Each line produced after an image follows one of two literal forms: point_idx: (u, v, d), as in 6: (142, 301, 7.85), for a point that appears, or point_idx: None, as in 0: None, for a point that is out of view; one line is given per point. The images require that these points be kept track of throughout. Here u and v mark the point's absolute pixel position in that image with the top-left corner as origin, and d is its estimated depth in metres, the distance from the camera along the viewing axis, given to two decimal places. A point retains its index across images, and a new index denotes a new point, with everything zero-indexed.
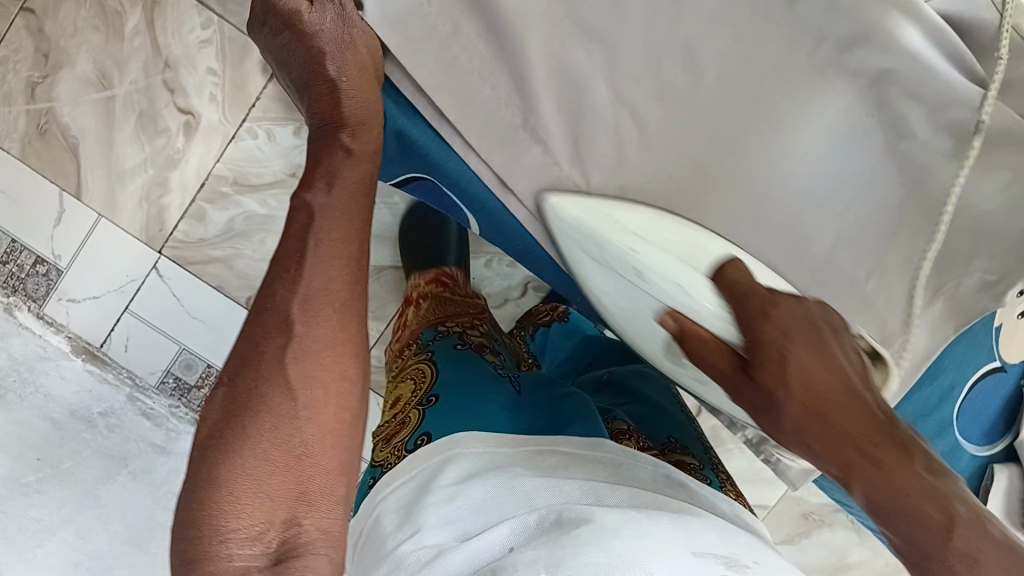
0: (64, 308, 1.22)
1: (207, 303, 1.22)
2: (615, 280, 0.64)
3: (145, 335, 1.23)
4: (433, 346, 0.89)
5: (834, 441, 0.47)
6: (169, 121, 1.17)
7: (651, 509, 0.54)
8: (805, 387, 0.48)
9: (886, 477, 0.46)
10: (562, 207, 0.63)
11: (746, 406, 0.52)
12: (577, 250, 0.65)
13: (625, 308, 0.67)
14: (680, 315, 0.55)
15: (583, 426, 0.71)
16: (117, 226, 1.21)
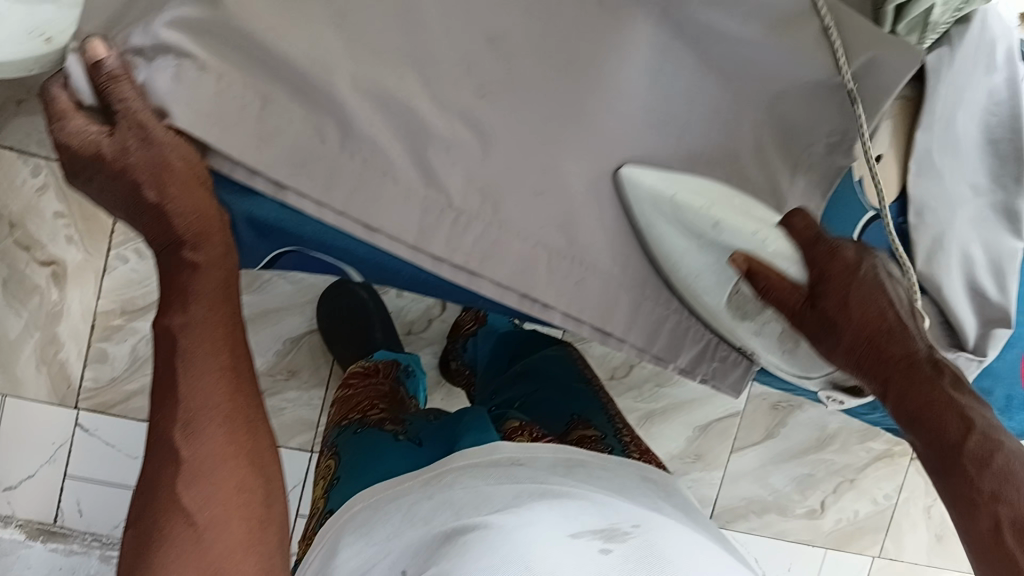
0: (4, 498, 1.17)
1: (146, 439, 1.18)
2: (672, 245, 0.59)
3: (94, 492, 1.18)
4: (336, 440, 0.80)
5: (875, 360, 0.57)
6: (32, 278, 1.11)
7: (534, 499, 0.57)
8: (865, 323, 0.55)
9: (920, 396, 0.56)
10: (645, 179, 0.58)
11: (800, 331, 0.58)
12: (644, 219, 0.59)
13: (680, 282, 0.62)
14: (752, 257, 0.57)
15: (471, 436, 0.69)
16: (23, 398, 1.14)
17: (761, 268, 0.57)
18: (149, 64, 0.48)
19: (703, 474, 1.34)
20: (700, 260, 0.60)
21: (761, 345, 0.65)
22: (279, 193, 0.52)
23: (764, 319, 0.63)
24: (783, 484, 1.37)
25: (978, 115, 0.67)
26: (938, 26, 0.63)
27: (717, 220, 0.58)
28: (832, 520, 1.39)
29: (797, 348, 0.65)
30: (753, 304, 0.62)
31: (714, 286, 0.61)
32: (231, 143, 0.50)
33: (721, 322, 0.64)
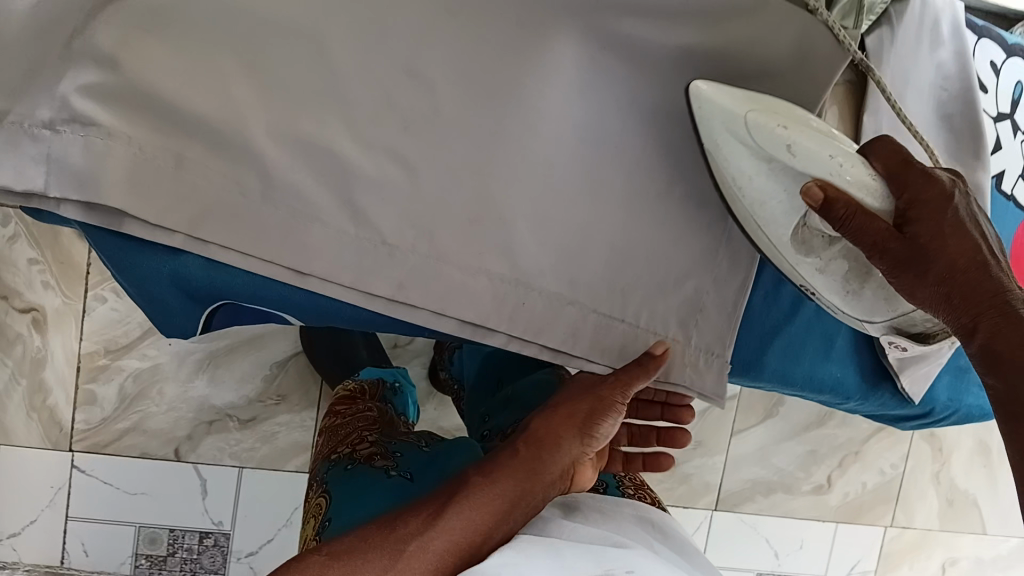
0: (8, 547, 1.17)
1: (142, 476, 1.18)
2: (739, 168, 0.61)
3: (96, 532, 1.18)
4: (325, 478, 0.77)
5: (965, 291, 0.53)
6: (13, 327, 1.11)
7: (522, 542, 0.55)
8: (953, 253, 0.53)
9: (1011, 325, 0.51)
10: (717, 97, 0.59)
11: (882, 264, 0.55)
12: (714, 139, 0.61)
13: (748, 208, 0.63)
14: (827, 185, 0.55)
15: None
16: (16, 446, 1.14)
17: (839, 194, 0.54)
18: (56, 135, 0.46)
19: (705, 460, 1.32)
20: (771, 184, 0.59)
21: (825, 286, 0.64)
22: (222, 238, 0.51)
23: (833, 255, 0.62)
24: (786, 463, 1.36)
25: (927, 92, 0.71)
26: (873, 7, 0.64)
27: (792, 140, 0.56)
28: (839, 495, 1.38)
29: (864, 289, 0.63)
30: (820, 238, 0.62)
31: (781, 216, 0.61)
32: (164, 217, 0.49)
33: (787, 256, 0.64)
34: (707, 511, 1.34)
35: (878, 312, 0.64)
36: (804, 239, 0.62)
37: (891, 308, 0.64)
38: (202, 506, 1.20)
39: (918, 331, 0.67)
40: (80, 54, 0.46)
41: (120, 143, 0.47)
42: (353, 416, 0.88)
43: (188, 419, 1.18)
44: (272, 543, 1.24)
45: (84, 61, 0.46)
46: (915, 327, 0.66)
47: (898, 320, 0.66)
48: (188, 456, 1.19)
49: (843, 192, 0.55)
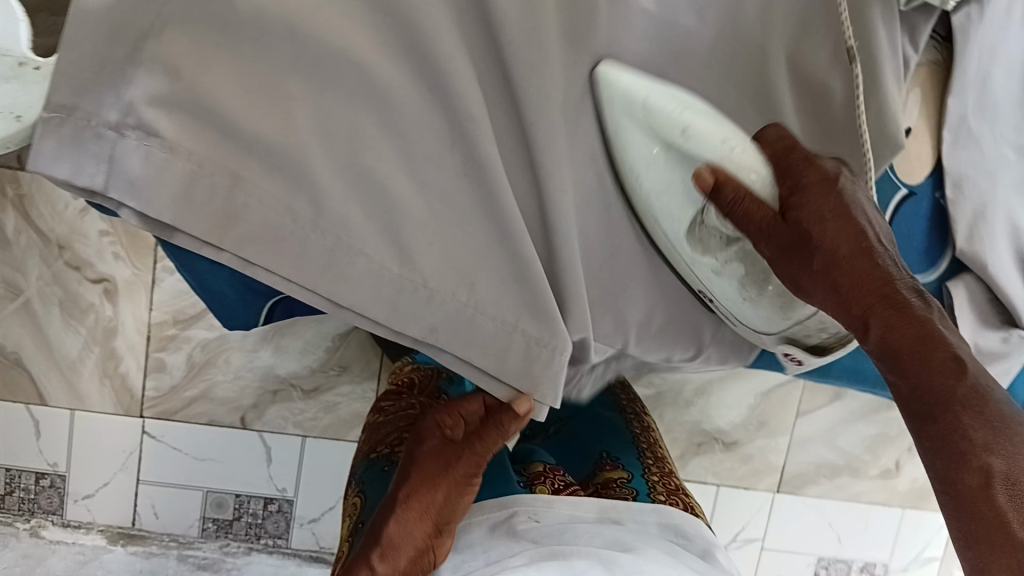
0: (84, 506, 1.22)
1: (209, 442, 1.21)
2: (637, 153, 0.57)
3: (165, 496, 1.22)
4: (365, 478, 0.79)
5: (851, 289, 0.51)
6: (87, 297, 1.14)
7: (546, 561, 0.60)
8: (835, 239, 0.52)
9: (903, 321, 0.50)
10: (621, 80, 0.56)
11: (771, 250, 0.55)
12: (613, 125, 0.57)
13: (640, 200, 0.59)
14: (720, 169, 0.55)
15: (492, 489, 0.72)
16: (91, 411, 1.18)
17: (730, 179, 0.55)
18: (120, 139, 0.45)
19: (768, 441, 1.30)
20: (665, 174, 0.58)
21: (723, 289, 0.61)
22: (263, 255, 0.48)
23: (729, 257, 0.59)
24: (852, 446, 1.32)
25: (1017, 71, 0.66)
26: None
27: (687, 127, 0.56)
28: (907, 479, 1.34)
29: (762, 296, 0.61)
30: (718, 238, 0.59)
31: (678, 209, 0.59)
32: (207, 232, 0.47)
33: (681, 255, 0.61)
34: (769, 493, 1.32)
35: (774, 322, 0.62)
36: (693, 228, 0.59)
37: (787, 316, 0.62)
38: (267, 473, 1.22)
39: (814, 342, 0.63)
40: (149, 59, 0.45)
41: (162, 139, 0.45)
42: (394, 411, 0.88)
43: (254, 388, 1.19)
44: (333, 511, 1.25)
45: (151, 68, 0.45)
46: (811, 338, 0.63)
47: (796, 328, 0.62)
48: (253, 423, 1.21)
49: (736, 177, 0.55)
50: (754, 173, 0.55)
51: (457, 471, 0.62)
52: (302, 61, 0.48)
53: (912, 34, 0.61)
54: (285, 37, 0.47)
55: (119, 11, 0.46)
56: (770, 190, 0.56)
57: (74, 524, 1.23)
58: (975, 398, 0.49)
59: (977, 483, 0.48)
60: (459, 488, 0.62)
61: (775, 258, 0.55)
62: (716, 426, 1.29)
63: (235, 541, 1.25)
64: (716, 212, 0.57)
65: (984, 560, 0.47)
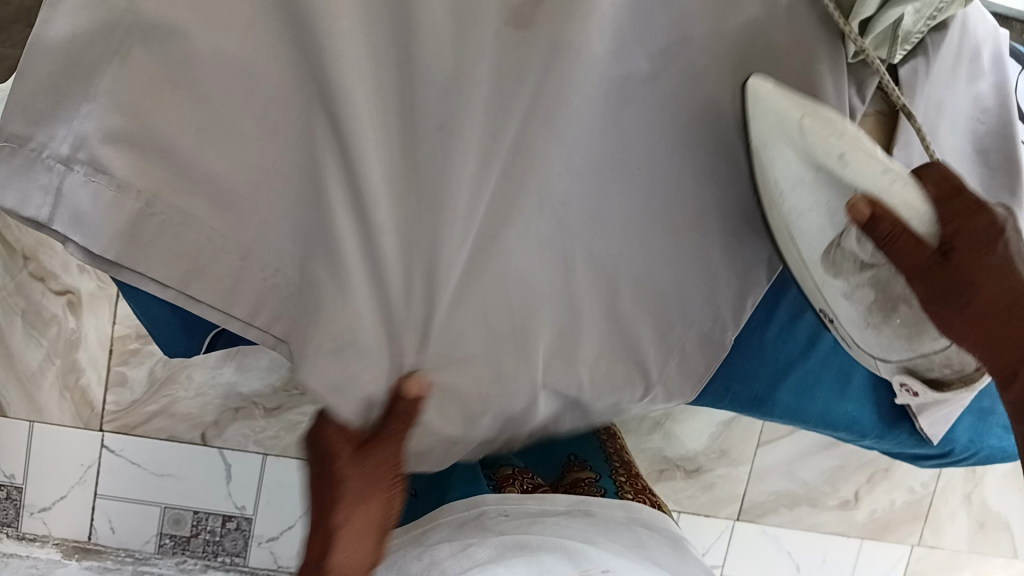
0: (40, 519, 1.21)
1: (169, 458, 1.20)
2: (784, 169, 0.58)
3: (122, 511, 1.21)
4: None
5: (1003, 326, 0.55)
6: (51, 308, 1.13)
7: (514, 556, 0.63)
8: (996, 292, 0.54)
9: None
10: (767, 98, 0.57)
11: (921, 288, 0.56)
12: (760, 139, 0.59)
13: (779, 211, 0.61)
14: (878, 202, 0.54)
15: (463, 488, 0.79)
16: (50, 423, 1.17)
17: (889, 214, 0.53)
18: (68, 173, 0.46)
19: (729, 469, 1.31)
20: (807, 196, 0.59)
21: (846, 310, 0.64)
22: (209, 290, 0.50)
23: (862, 282, 0.61)
24: (812, 477, 1.33)
25: (960, 125, 0.65)
26: (910, 36, 0.59)
27: (847, 153, 0.55)
28: (866, 511, 1.36)
29: (887, 324, 0.62)
30: (852, 262, 0.60)
31: (819, 231, 0.60)
32: (163, 270, 0.49)
33: (814, 273, 0.63)
34: (728, 521, 1.33)
35: (893, 350, 0.65)
36: (835, 242, 0.60)
37: (913, 350, 0.64)
38: (226, 490, 1.22)
39: (936, 376, 0.67)
40: (103, 96, 0.46)
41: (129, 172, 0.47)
42: None
43: (216, 405, 1.18)
44: (293, 529, 1.25)
45: (105, 106, 0.46)
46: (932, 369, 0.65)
47: (919, 359, 0.65)
48: (214, 440, 1.20)
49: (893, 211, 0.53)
50: (913, 206, 0.54)
51: (389, 473, 0.55)
52: (256, 105, 0.49)
53: (861, 87, 0.63)
54: (241, 78, 0.48)
55: (74, 47, 0.46)
56: (929, 225, 0.54)
57: (29, 537, 1.22)
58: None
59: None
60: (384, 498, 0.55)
61: (929, 300, 0.56)
62: (679, 453, 1.30)
63: (193, 558, 1.25)
64: (856, 236, 0.59)
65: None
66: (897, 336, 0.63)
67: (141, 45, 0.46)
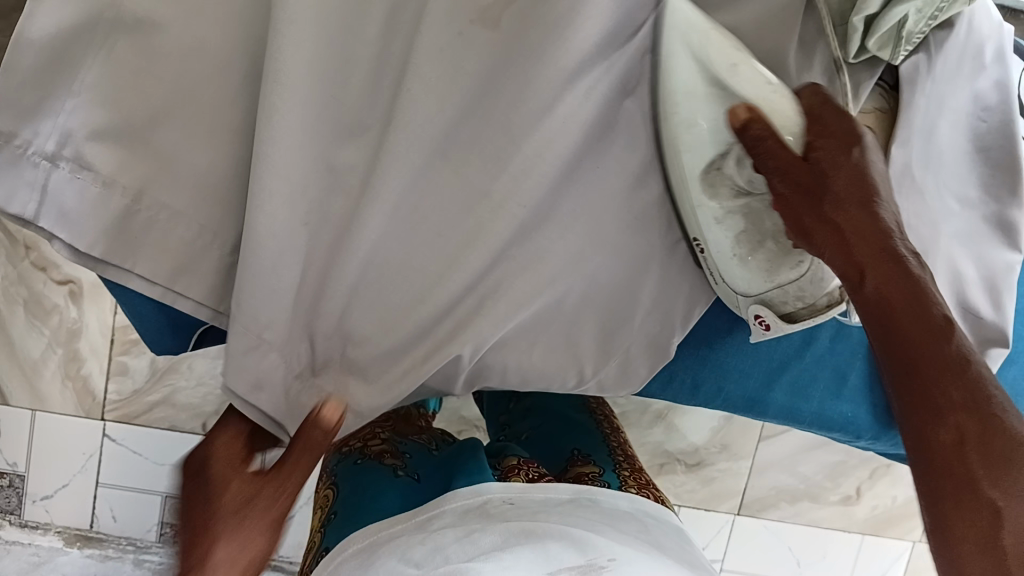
0: (42, 507, 1.22)
1: (171, 449, 1.19)
2: (682, 81, 0.53)
3: (125, 499, 1.22)
4: (335, 474, 0.76)
5: (860, 232, 0.51)
6: (53, 298, 1.13)
7: (519, 542, 0.56)
8: (843, 188, 0.52)
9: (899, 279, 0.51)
10: (682, 7, 0.51)
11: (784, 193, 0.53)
12: (664, 49, 0.53)
13: (667, 126, 0.55)
14: (756, 109, 0.52)
15: (466, 478, 0.69)
16: (51, 413, 1.18)
17: (762, 120, 0.52)
18: (53, 170, 0.48)
19: (731, 464, 1.30)
20: (693, 114, 0.54)
21: (719, 242, 0.58)
22: (196, 289, 0.52)
23: (733, 207, 0.57)
24: (814, 473, 1.32)
25: (962, 121, 0.63)
26: (912, 36, 0.55)
27: (737, 64, 0.51)
28: (867, 507, 1.35)
29: (751, 257, 0.58)
30: (727, 186, 0.56)
31: (699, 146, 0.55)
32: (151, 267, 0.51)
33: (689, 195, 0.57)
34: (729, 515, 1.33)
35: (755, 282, 0.59)
36: (706, 160, 0.55)
37: (770, 280, 0.58)
38: None
39: (790, 313, 0.60)
40: (81, 94, 0.48)
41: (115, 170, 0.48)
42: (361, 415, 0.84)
43: (217, 394, 1.18)
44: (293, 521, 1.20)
45: (85, 104, 0.48)
46: (788, 306, 0.59)
47: (773, 292, 0.59)
48: (214, 429, 1.19)
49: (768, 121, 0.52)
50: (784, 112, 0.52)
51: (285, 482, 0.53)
52: (237, 111, 0.50)
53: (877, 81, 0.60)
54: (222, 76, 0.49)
55: (64, 43, 0.48)
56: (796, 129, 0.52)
57: (31, 524, 1.23)
58: (974, 378, 0.48)
59: (949, 439, 0.47)
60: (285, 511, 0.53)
61: (784, 200, 0.53)
62: (679, 447, 1.30)
63: None
64: (738, 156, 0.55)
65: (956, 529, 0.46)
66: (756, 263, 0.58)
67: (124, 40, 0.48)
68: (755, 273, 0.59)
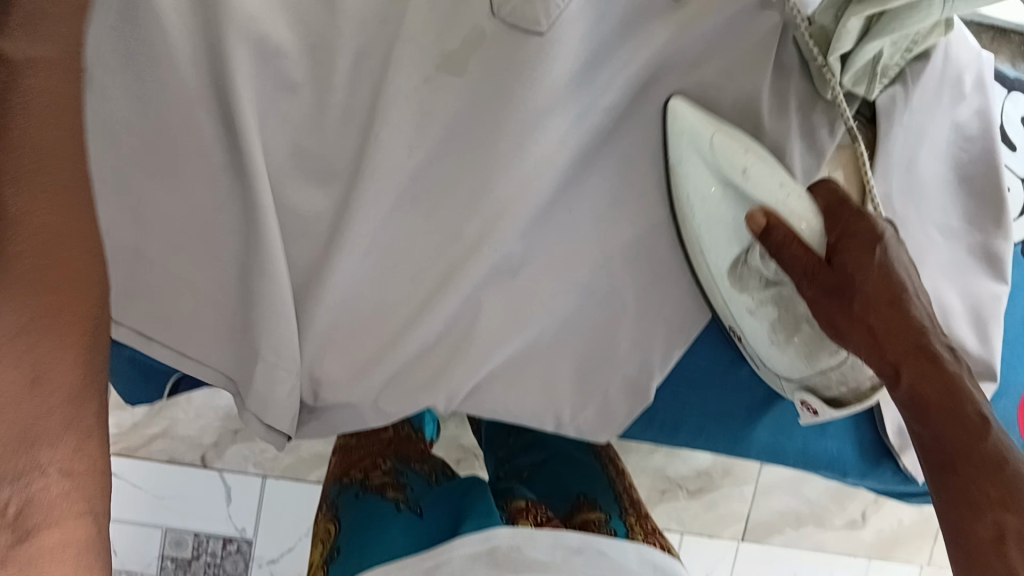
0: None
1: (171, 478, 1.04)
2: (696, 184, 0.55)
3: (123, 534, 1.04)
4: (334, 502, 0.70)
5: (892, 326, 0.48)
6: None
7: None
8: (876, 290, 0.48)
9: (940, 374, 0.47)
10: (688, 114, 0.54)
11: (813, 297, 0.51)
12: (676, 155, 0.55)
13: (690, 227, 0.57)
14: (773, 212, 0.51)
15: (478, 521, 0.58)
16: None
17: (782, 223, 0.50)
18: None
19: (733, 489, 1.27)
20: (715, 211, 0.55)
21: (753, 327, 0.58)
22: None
23: (764, 298, 0.56)
24: (818, 496, 1.30)
25: (941, 150, 0.63)
26: (887, 69, 0.55)
27: (748, 166, 0.53)
28: (873, 531, 1.33)
29: (789, 343, 0.57)
30: (757, 278, 0.56)
31: (726, 244, 0.56)
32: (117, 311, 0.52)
33: (720, 291, 0.58)
34: (734, 542, 1.28)
35: (795, 368, 0.58)
36: (738, 255, 0.56)
37: (811, 365, 0.56)
38: (226, 511, 1.06)
39: (834, 397, 0.57)
40: None
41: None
42: (367, 440, 0.80)
43: (215, 426, 1.04)
44: (293, 552, 1.08)
45: None
46: (833, 390, 0.56)
47: (818, 377, 0.57)
48: (214, 463, 1.05)
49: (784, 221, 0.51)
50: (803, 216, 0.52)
51: None
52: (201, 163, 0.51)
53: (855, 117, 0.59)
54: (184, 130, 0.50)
55: None
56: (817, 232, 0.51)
57: None
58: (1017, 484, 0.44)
59: (990, 537, 0.43)
60: (57, 436, 0.38)
61: (816, 304, 0.50)
62: (681, 472, 1.25)
63: None
64: (761, 252, 0.55)
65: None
66: (795, 358, 0.57)
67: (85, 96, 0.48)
68: (791, 363, 0.58)
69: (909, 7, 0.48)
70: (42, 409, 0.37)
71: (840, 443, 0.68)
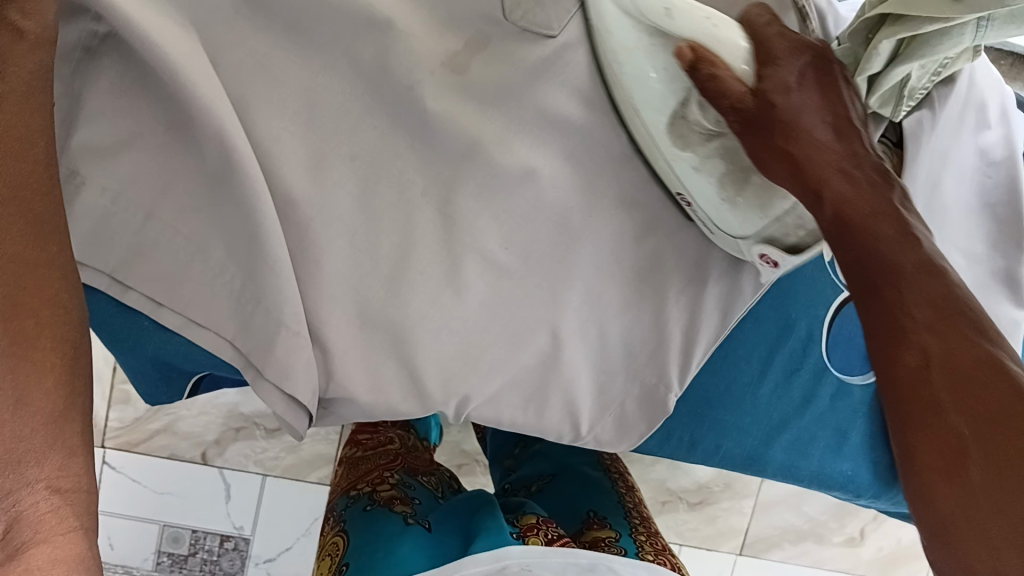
0: None
1: (171, 474, 1.02)
2: (616, 36, 0.46)
3: (119, 529, 1.02)
4: (343, 515, 0.70)
5: (820, 158, 0.45)
6: None
7: None
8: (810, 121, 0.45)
9: (864, 197, 0.45)
10: None
11: (744, 140, 0.45)
12: (594, 5, 0.46)
13: (617, 84, 0.49)
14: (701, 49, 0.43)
15: (488, 539, 0.58)
16: None
17: (710, 63, 0.43)
18: None
19: (733, 503, 1.26)
20: (642, 59, 0.46)
21: (698, 185, 0.50)
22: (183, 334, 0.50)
23: (709, 152, 0.49)
24: (818, 512, 1.29)
25: (966, 175, 0.63)
26: (915, 92, 0.54)
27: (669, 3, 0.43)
28: (872, 548, 1.32)
29: (739, 196, 0.50)
30: (699, 130, 0.48)
31: (657, 100, 0.48)
32: (131, 317, 0.51)
33: (659, 151, 0.50)
34: (731, 556, 1.28)
35: (747, 220, 0.52)
36: (673, 109, 0.48)
37: (765, 213, 0.51)
38: (225, 509, 1.04)
39: (792, 241, 0.52)
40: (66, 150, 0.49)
41: (99, 196, 0.46)
42: (372, 452, 0.80)
43: (218, 424, 1.03)
44: (291, 552, 1.06)
45: None
46: (789, 235, 0.52)
47: (771, 226, 0.52)
48: (215, 460, 1.03)
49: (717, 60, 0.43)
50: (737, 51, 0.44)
51: None
52: None
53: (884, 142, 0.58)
54: None
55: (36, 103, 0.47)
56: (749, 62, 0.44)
57: None
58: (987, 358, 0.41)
59: (914, 365, 0.42)
60: (44, 452, 0.36)
61: (744, 142, 0.45)
62: (682, 485, 1.25)
63: None
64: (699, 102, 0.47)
65: (939, 496, 0.40)
66: (740, 208, 0.51)
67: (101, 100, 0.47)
68: (739, 218, 0.52)
69: (944, 32, 0.48)
70: (27, 431, 0.35)
71: (855, 466, 0.68)
